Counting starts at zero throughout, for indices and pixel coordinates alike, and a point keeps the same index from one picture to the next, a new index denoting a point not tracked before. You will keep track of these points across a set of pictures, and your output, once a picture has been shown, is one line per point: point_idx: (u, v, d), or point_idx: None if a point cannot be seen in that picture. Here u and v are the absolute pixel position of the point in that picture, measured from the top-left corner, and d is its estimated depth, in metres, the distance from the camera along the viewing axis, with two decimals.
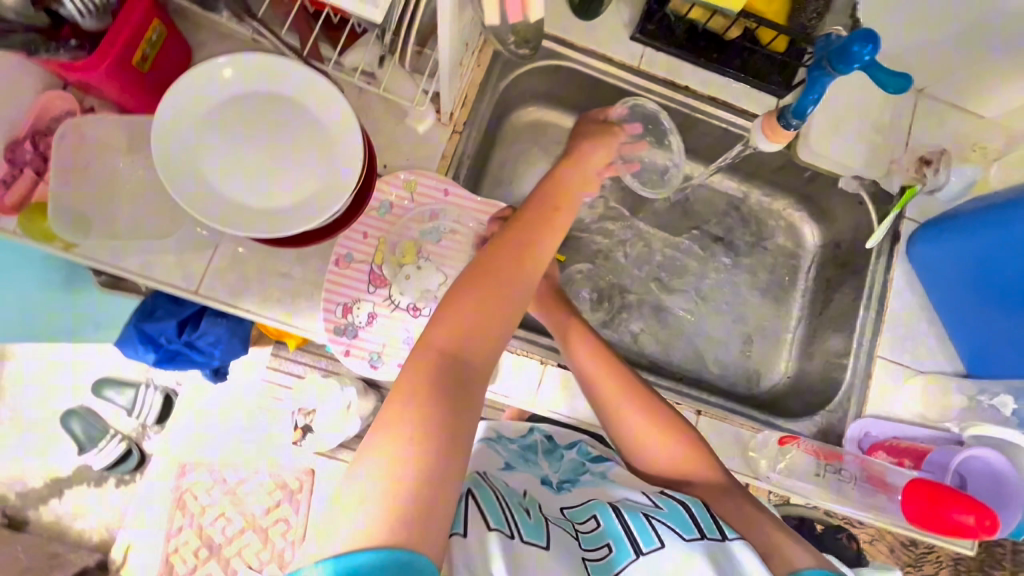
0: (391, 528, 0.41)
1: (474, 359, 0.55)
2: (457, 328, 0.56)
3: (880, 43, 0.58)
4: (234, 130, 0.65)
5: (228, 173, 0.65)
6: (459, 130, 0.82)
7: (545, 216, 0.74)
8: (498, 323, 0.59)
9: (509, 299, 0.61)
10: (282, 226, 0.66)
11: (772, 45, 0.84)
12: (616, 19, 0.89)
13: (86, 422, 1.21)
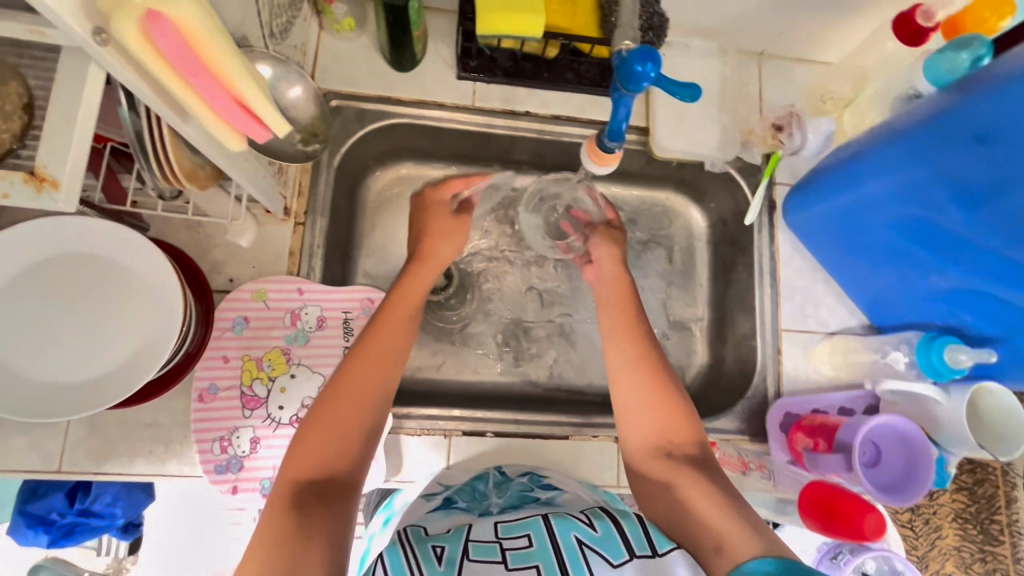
0: None
1: (350, 430, 0.61)
2: (323, 444, 0.59)
3: (661, 58, 0.56)
4: (31, 305, 0.60)
5: (34, 352, 0.60)
6: (302, 221, 0.79)
7: (407, 299, 0.74)
8: (361, 428, 0.62)
9: (366, 402, 0.63)
10: (101, 397, 0.60)
11: (595, 53, 0.84)
12: (437, 64, 0.86)
13: None
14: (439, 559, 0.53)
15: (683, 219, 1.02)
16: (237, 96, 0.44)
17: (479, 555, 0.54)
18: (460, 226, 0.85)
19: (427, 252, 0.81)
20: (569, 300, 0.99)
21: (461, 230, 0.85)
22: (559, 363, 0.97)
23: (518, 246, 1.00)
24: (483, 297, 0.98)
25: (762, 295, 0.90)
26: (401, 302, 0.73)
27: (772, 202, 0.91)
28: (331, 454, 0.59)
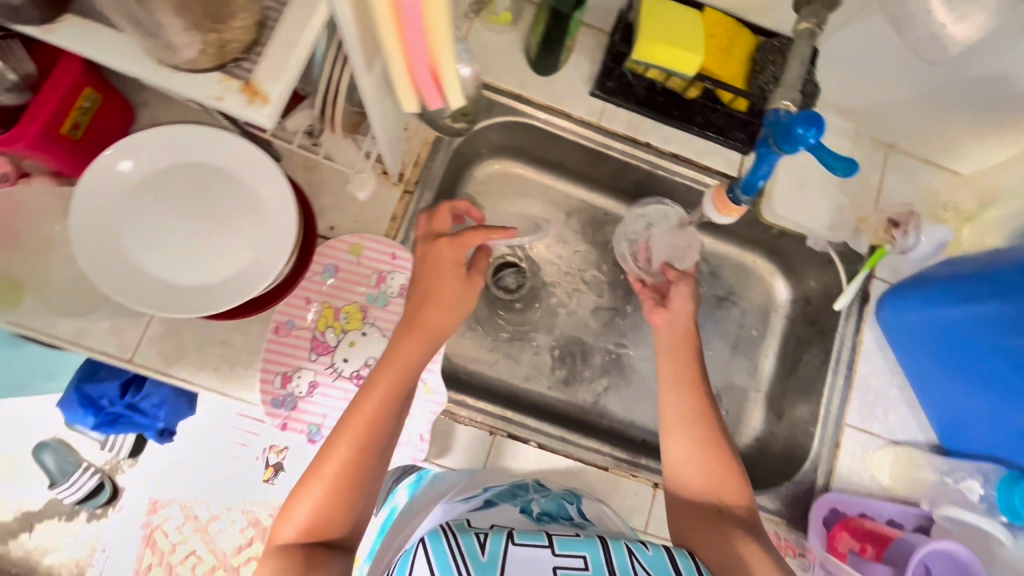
0: None
1: (348, 500, 0.60)
2: (311, 524, 0.58)
3: (825, 126, 0.56)
4: (163, 199, 0.64)
5: (150, 244, 0.63)
6: (410, 190, 0.81)
7: (402, 366, 0.66)
8: (352, 512, 0.60)
9: (356, 482, 0.60)
10: (194, 303, 0.63)
11: (733, 104, 0.83)
12: (574, 75, 0.87)
13: (60, 456, 0.88)
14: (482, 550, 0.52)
15: (765, 287, 1.01)
16: (433, 70, 0.45)
17: (524, 540, 0.54)
18: (465, 284, 0.71)
19: (428, 310, 0.69)
20: (632, 335, 0.99)
21: (466, 294, 0.72)
22: (607, 394, 0.96)
23: (595, 270, 1.00)
24: (549, 309, 0.99)
25: (831, 385, 0.88)
26: (396, 366, 0.66)
27: (865, 295, 0.89)
28: (321, 533, 0.58)
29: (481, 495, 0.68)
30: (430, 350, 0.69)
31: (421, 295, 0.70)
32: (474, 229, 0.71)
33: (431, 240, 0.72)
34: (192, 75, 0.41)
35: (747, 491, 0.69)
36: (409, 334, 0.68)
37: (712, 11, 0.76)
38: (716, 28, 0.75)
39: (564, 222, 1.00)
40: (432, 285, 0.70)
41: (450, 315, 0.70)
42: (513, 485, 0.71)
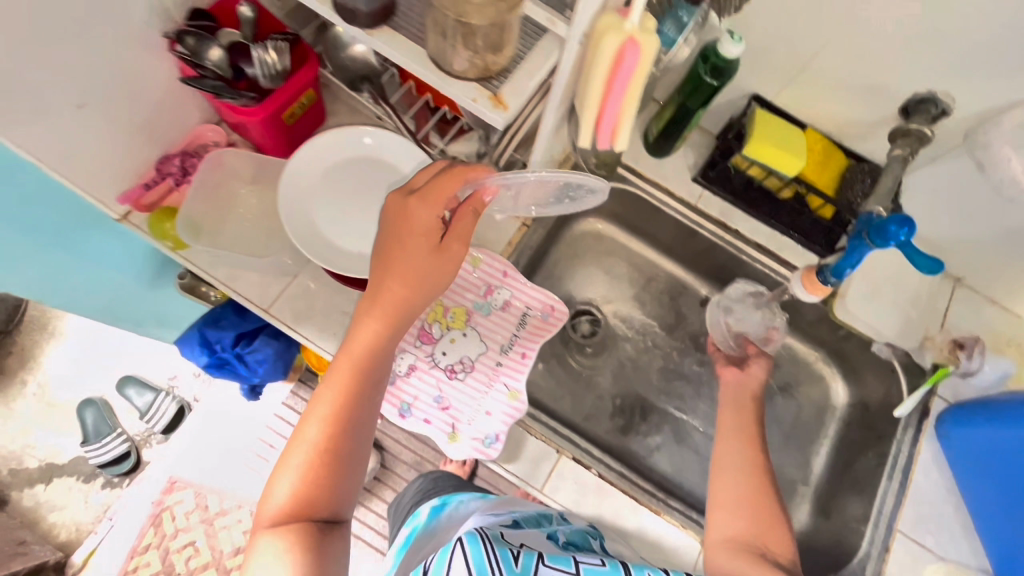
0: None
1: (320, 484, 0.59)
2: (293, 507, 0.57)
3: (916, 229, 0.66)
4: (354, 189, 0.81)
5: (336, 220, 0.80)
6: (527, 225, 0.91)
7: (360, 352, 0.64)
8: (328, 498, 0.59)
9: (329, 467, 0.59)
10: (356, 269, 0.78)
11: (820, 211, 0.93)
12: (681, 160, 1.00)
13: (98, 414, 1.73)
14: (516, 562, 0.59)
15: (822, 386, 1.07)
16: (616, 120, 0.60)
17: (554, 563, 0.61)
18: (432, 252, 0.63)
19: (388, 286, 0.63)
20: (691, 402, 1.04)
21: (437, 264, 0.64)
22: (660, 452, 1.00)
23: (665, 335, 1.09)
24: (617, 360, 1.06)
25: (885, 488, 0.89)
26: (359, 352, 0.64)
27: (926, 409, 0.92)
28: (303, 514, 0.57)
29: (510, 515, 0.77)
30: (395, 326, 0.65)
31: (382, 271, 0.63)
32: (432, 187, 0.62)
33: (393, 200, 0.63)
34: (458, 81, 0.52)
35: (792, 544, 0.70)
36: (370, 316, 0.64)
37: (814, 131, 0.90)
38: (816, 145, 0.89)
39: (644, 287, 1.11)
40: (396, 256, 0.63)
41: (411, 291, 0.63)
42: (540, 516, 0.78)
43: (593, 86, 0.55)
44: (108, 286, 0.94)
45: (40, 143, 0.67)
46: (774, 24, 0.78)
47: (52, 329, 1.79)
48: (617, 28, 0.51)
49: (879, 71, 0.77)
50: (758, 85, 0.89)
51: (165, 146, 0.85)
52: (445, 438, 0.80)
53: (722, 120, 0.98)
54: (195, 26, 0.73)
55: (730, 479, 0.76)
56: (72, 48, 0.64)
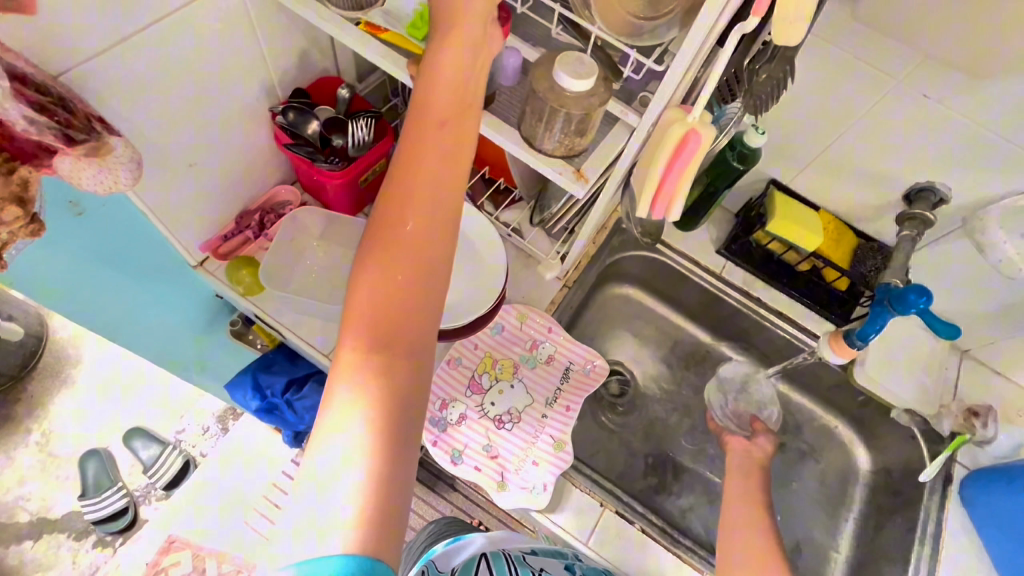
0: (363, 536, 0.42)
1: (419, 256, 0.51)
2: (371, 319, 0.49)
3: (934, 298, 0.73)
4: None
5: None
6: (568, 285, 0.99)
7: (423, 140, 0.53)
8: (425, 278, 0.51)
9: (420, 243, 0.52)
10: None
11: (835, 283, 1.02)
12: (705, 234, 1.10)
13: (100, 466, 1.68)
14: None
15: (845, 452, 1.10)
16: (671, 200, 0.68)
17: None
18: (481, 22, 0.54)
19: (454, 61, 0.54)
20: (720, 464, 1.06)
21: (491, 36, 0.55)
22: (692, 513, 1.02)
23: (691, 396, 1.13)
24: (647, 420, 1.10)
25: (917, 554, 0.91)
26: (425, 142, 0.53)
27: (949, 475, 0.95)
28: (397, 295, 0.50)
29: (528, 546, 0.81)
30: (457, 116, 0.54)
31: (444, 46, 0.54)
32: None
33: None
34: (547, 157, 0.62)
35: None
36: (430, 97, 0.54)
37: (826, 213, 1.01)
38: (829, 225, 1.00)
39: (670, 350, 1.17)
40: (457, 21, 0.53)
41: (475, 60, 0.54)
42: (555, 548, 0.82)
43: (656, 165, 0.64)
44: (168, 332, 0.99)
45: (153, 194, 0.75)
46: (791, 121, 0.92)
47: (67, 376, 1.77)
48: (681, 120, 0.61)
49: (883, 163, 0.89)
50: (775, 171, 1.02)
51: (246, 203, 0.93)
52: (494, 486, 0.82)
53: (742, 200, 1.10)
54: (296, 101, 0.84)
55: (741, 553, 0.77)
56: (199, 116, 0.74)
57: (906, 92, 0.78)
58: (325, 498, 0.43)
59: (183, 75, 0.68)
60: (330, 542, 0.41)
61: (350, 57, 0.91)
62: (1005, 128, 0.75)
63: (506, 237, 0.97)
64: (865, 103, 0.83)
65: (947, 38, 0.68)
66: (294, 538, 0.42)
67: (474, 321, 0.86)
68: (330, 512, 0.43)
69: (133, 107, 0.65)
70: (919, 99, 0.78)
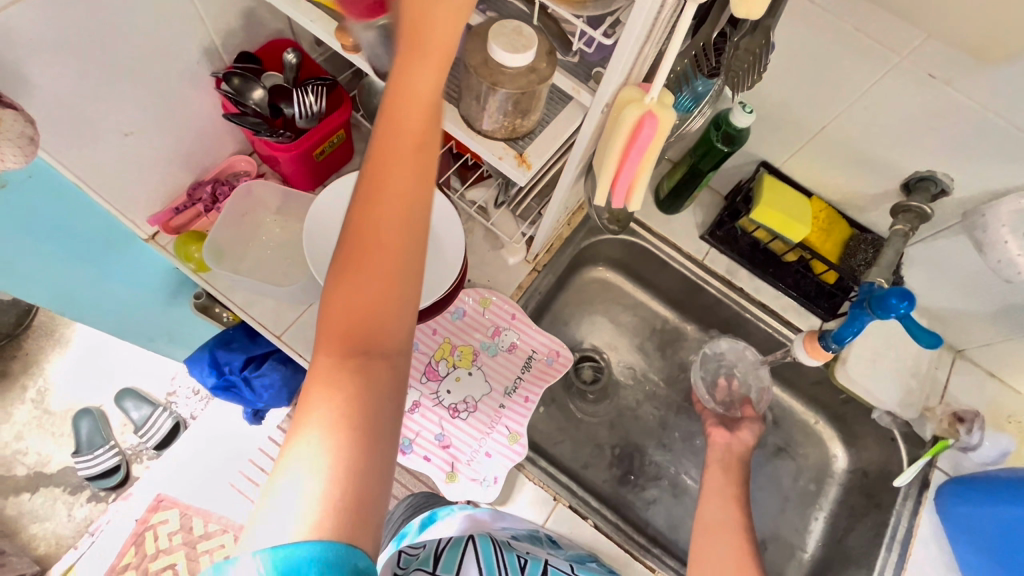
0: (336, 522, 0.41)
1: (382, 290, 0.47)
2: (345, 330, 0.47)
3: (916, 302, 0.67)
4: None
5: None
6: (537, 269, 0.94)
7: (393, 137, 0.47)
8: (397, 311, 0.48)
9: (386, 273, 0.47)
10: None
11: (822, 276, 0.95)
12: (690, 217, 1.03)
13: (93, 423, 1.70)
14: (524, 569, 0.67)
15: (823, 449, 1.06)
16: (630, 186, 0.62)
17: None
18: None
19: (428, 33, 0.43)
20: (689, 457, 1.04)
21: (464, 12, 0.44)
22: (657, 505, 0.99)
23: (667, 386, 1.10)
24: (617, 409, 1.07)
25: (882, 561, 0.88)
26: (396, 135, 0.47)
27: (925, 481, 0.91)
28: (366, 329, 0.47)
29: (506, 529, 0.76)
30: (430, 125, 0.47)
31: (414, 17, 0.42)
32: None
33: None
34: (486, 140, 0.56)
35: None
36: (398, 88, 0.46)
37: (819, 200, 0.94)
38: (821, 213, 0.92)
39: (648, 337, 1.13)
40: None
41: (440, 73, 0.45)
42: (531, 533, 0.77)
43: (610, 151, 0.58)
44: (128, 302, 0.96)
45: (84, 164, 0.70)
46: (785, 98, 0.83)
47: (60, 336, 1.78)
48: (637, 102, 0.54)
49: (881, 148, 0.81)
50: (766, 153, 0.94)
51: (199, 174, 0.88)
52: (443, 477, 0.81)
53: (732, 181, 1.02)
54: (240, 66, 0.78)
55: (705, 554, 0.77)
56: (130, 81, 0.68)
57: (910, 72, 0.69)
58: (294, 490, 0.42)
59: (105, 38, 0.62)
60: (298, 529, 0.40)
61: None
62: (1018, 117, 0.67)
63: (473, 217, 0.92)
64: (864, 82, 0.74)
65: (960, 11, 0.59)
66: (263, 529, 0.41)
67: (430, 306, 0.82)
68: (299, 500, 0.41)
69: (48, 72, 0.60)
70: (923, 79, 0.69)
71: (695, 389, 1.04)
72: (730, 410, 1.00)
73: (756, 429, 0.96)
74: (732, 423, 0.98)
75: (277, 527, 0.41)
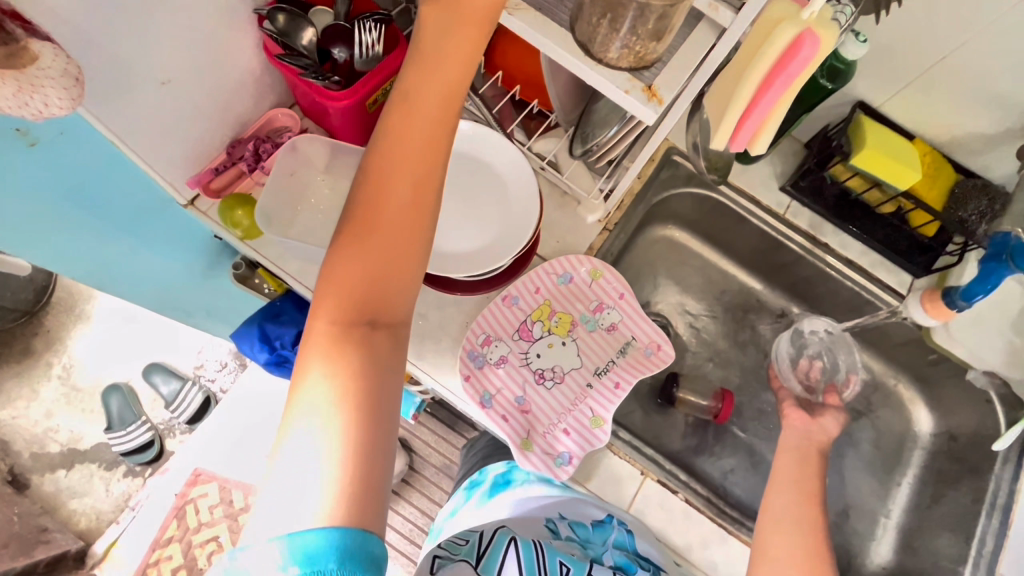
0: (346, 502, 0.42)
1: (395, 247, 0.50)
2: (351, 289, 0.48)
3: None
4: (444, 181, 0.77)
5: None
6: (610, 229, 0.86)
7: (426, 113, 0.51)
8: (401, 275, 0.50)
9: (398, 238, 0.50)
10: (446, 265, 0.74)
11: (921, 228, 0.87)
12: (768, 168, 0.94)
13: (123, 399, 1.65)
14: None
15: (904, 412, 1.01)
16: (758, 128, 0.53)
17: None
18: (480, 20, 0.49)
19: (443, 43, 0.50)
20: (762, 424, 0.99)
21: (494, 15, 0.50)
22: (733, 475, 0.95)
23: (737, 351, 1.03)
24: (687, 376, 1.01)
25: (982, 528, 0.83)
26: (434, 123, 0.51)
27: None
28: (372, 289, 0.49)
29: (559, 520, 0.75)
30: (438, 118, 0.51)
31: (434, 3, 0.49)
32: None
33: None
34: (609, 70, 0.48)
35: None
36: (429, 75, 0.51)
37: (922, 142, 0.84)
38: (925, 156, 0.83)
39: (717, 299, 1.06)
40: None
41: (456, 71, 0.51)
42: (592, 526, 0.74)
43: (747, 82, 0.49)
44: (162, 274, 0.89)
45: (120, 116, 0.61)
46: (902, 27, 0.73)
47: (80, 312, 1.71)
48: (792, 19, 0.45)
49: (1012, 81, 0.72)
50: (865, 91, 0.84)
51: (238, 131, 0.79)
52: (518, 443, 0.75)
53: (816, 127, 0.92)
54: (284, 2, 0.69)
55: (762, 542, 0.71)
56: (165, 17, 0.58)
57: None
58: (303, 461, 0.43)
59: None
60: (309, 504, 0.41)
61: None
62: None
63: (539, 172, 0.83)
64: (1006, 2, 0.65)
65: None
66: (272, 510, 0.42)
67: (502, 269, 0.73)
68: (309, 484, 0.42)
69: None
70: None
71: (777, 366, 0.98)
72: (815, 395, 0.94)
73: (839, 419, 0.90)
74: (812, 408, 0.92)
75: (288, 494, 0.42)
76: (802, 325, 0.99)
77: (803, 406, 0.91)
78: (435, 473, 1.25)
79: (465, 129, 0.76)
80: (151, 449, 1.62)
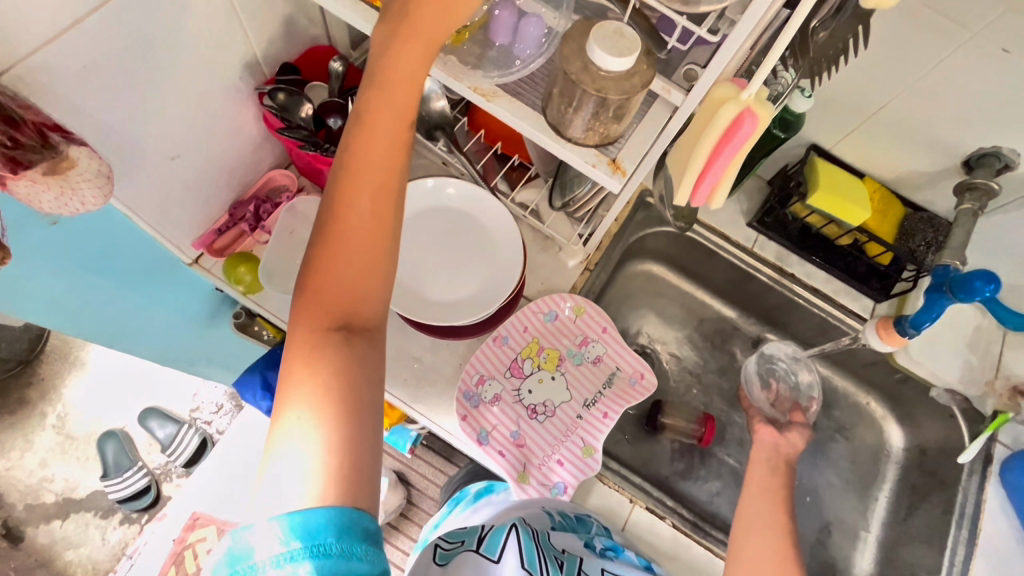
0: (341, 492, 0.43)
1: (367, 258, 0.51)
2: (327, 303, 0.50)
3: (1002, 285, 0.68)
4: (434, 233, 0.83)
5: (413, 261, 0.82)
6: (591, 269, 0.91)
7: (382, 126, 0.53)
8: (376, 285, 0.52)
9: (367, 251, 0.51)
10: (439, 315, 0.79)
11: (877, 258, 0.95)
12: (735, 206, 1.01)
13: (119, 445, 1.66)
14: (561, 568, 0.68)
15: (877, 429, 1.06)
16: (712, 189, 0.60)
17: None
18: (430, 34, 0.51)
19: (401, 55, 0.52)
20: (745, 446, 1.04)
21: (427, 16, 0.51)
22: (719, 497, 1.00)
23: (718, 376, 1.09)
24: (671, 403, 1.06)
25: (954, 538, 0.88)
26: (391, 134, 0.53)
27: (988, 455, 0.91)
28: (347, 302, 0.51)
29: (548, 510, 0.78)
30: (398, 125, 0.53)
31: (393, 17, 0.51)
32: None
33: None
34: (577, 147, 0.54)
35: None
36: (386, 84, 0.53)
37: (871, 181, 0.93)
38: (874, 194, 0.92)
39: (696, 328, 1.11)
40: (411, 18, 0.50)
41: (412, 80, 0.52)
42: (577, 515, 0.79)
43: (698, 152, 0.55)
44: (165, 327, 0.92)
45: (133, 190, 0.66)
46: (845, 81, 0.81)
47: (74, 359, 1.71)
48: (733, 99, 0.52)
49: (945, 127, 0.80)
50: (817, 135, 0.92)
51: (239, 192, 0.85)
52: (514, 476, 0.80)
53: (776, 167, 1.00)
54: (282, 80, 0.75)
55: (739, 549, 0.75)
56: (176, 101, 0.64)
57: (981, 47, 0.69)
58: (294, 457, 0.44)
59: (165, 58, 0.59)
60: (302, 495, 0.42)
61: (342, 20, 0.80)
62: None
63: (522, 220, 0.89)
64: (929, 60, 0.73)
65: None
66: (269, 497, 0.43)
67: (490, 313, 0.78)
68: (297, 470, 0.43)
69: (100, 97, 0.55)
70: (996, 55, 0.68)
71: (747, 386, 1.04)
72: (783, 413, 1.00)
73: (805, 434, 0.96)
74: (781, 424, 0.98)
75: (286, 486, 0.43)
76: (770, 348, 1.06)
77: (772, 422, 0.97)
78: (431, 506, 1.27)
79: (451, 186, 0.82)
80: (147, 495, 1.62)
